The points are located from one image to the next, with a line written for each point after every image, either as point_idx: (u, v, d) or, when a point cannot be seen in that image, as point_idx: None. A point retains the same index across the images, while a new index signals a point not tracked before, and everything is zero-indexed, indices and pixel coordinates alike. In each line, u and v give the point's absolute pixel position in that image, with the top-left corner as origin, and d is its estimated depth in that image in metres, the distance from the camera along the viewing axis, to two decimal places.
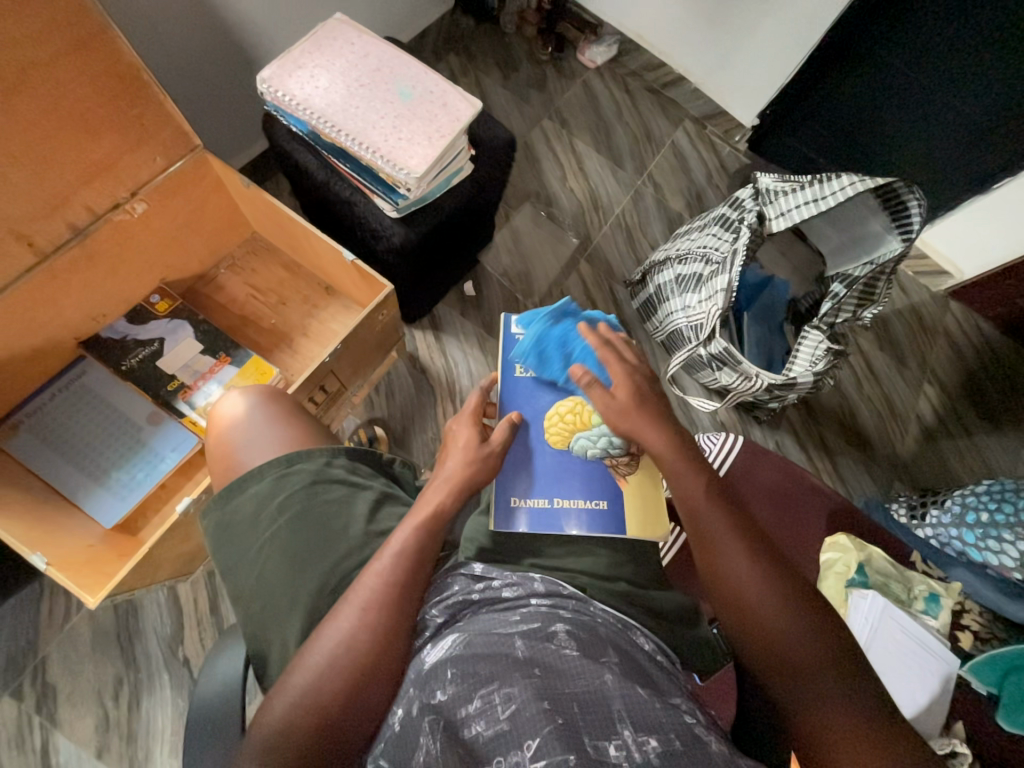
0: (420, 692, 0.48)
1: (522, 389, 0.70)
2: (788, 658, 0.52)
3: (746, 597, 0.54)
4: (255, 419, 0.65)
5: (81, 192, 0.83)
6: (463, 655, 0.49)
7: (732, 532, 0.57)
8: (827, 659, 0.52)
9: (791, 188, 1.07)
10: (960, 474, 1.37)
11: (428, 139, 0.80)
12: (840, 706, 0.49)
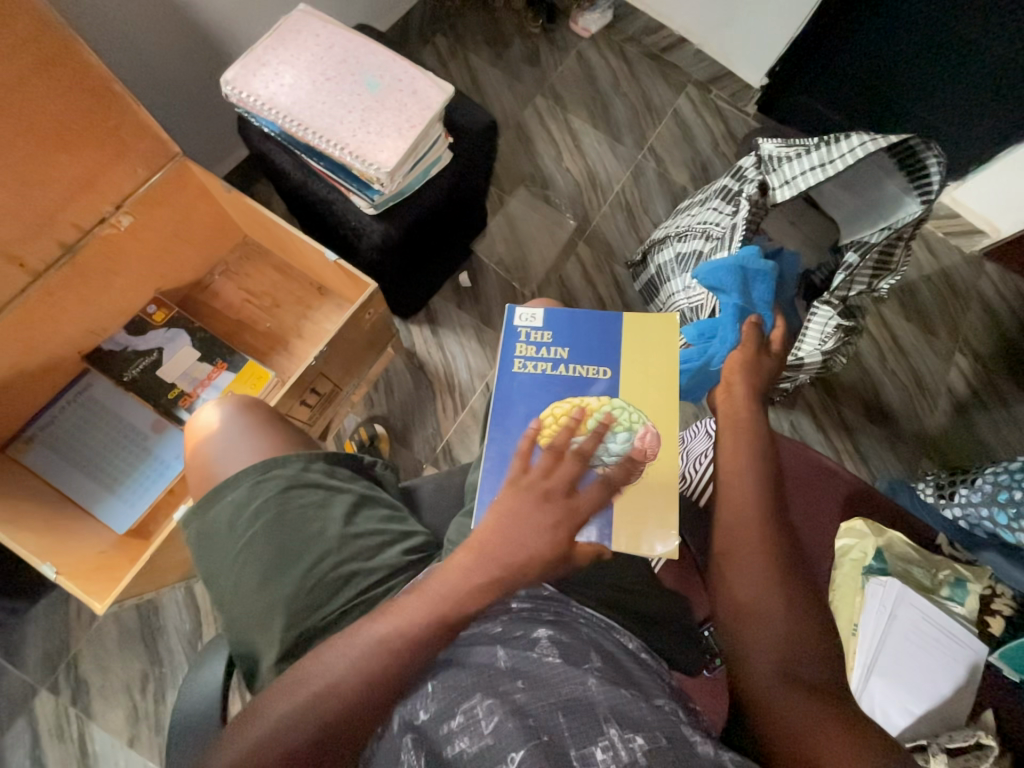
0: (401, 707, 0.47)
1: (517, 387, 0.63)
2: (784, 631, 0.53)
3: (756, 580, 0.55)
4: (232, 427, 0.66)
5: (66, 209, 0.84)
6: (444, 664, 0.48)
7: (762, 521, 0.57)
8: (812, 663, 0.52)
9: (796, 154, 1.00)
10: (996, 448, 1.29)
11: (398, 131, 0.78)
12: (813, 707, 0.50)
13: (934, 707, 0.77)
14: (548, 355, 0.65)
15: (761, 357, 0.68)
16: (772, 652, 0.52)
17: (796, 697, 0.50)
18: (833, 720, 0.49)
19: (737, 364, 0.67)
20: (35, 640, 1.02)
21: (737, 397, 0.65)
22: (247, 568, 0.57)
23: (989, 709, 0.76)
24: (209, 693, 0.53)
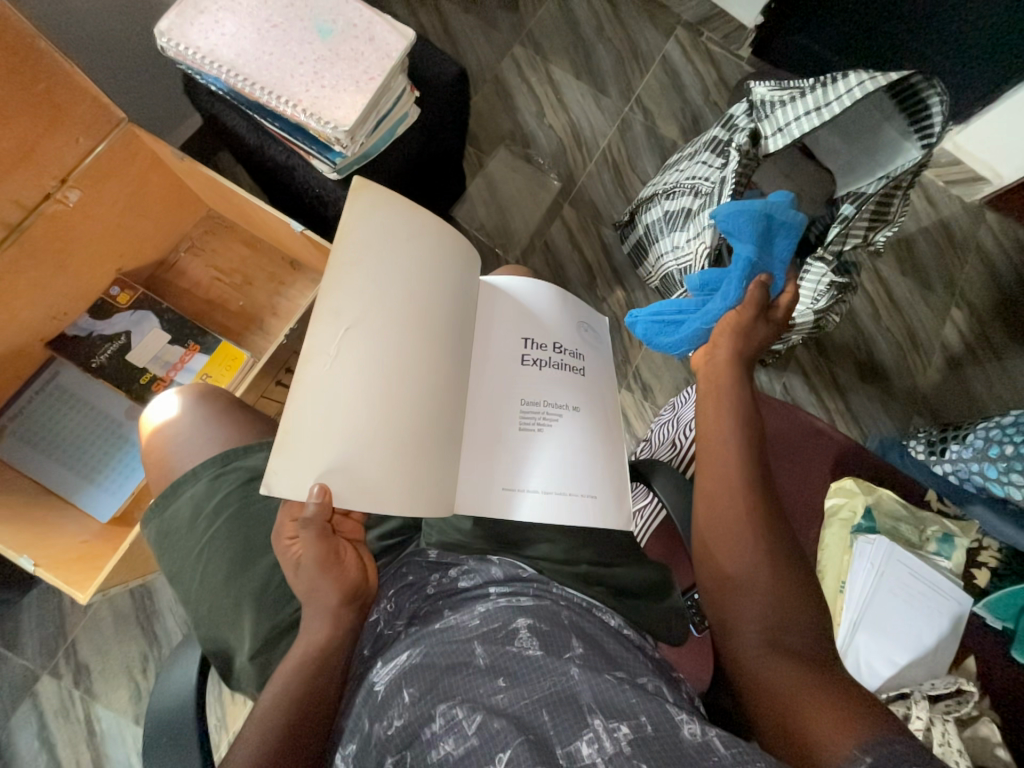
0: (377, 723, 0.45)
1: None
2: (763, 601, 0.52)
3: (735, 544, 0.54)
4: (189, 418, 0.64)
5: (3, 186, 0.78)
6: (418, 669, 0.47)
7: (743, 485, 0.56)
8: (792, 625, 0.51)
9: (790, 98, 0.93)
10: (989, 402, 1.27)
11: (356, 84, 0.72)
12: (793, 669, 0.48)
13: (920, 660, 0.78)
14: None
15: (752, 324, 0.65)
16: (751, 614, 0.52)
17: (775, 657, 0.50)
18: (811, 680, 0.48)
19: (727, 328, 0.65)
20: (32, 628, 1.03)
21: (720, 360, 0.63)
22: (216, 561, 0.58)
23: (970, 655, 0.79)
24: (188, 683, 0.52)
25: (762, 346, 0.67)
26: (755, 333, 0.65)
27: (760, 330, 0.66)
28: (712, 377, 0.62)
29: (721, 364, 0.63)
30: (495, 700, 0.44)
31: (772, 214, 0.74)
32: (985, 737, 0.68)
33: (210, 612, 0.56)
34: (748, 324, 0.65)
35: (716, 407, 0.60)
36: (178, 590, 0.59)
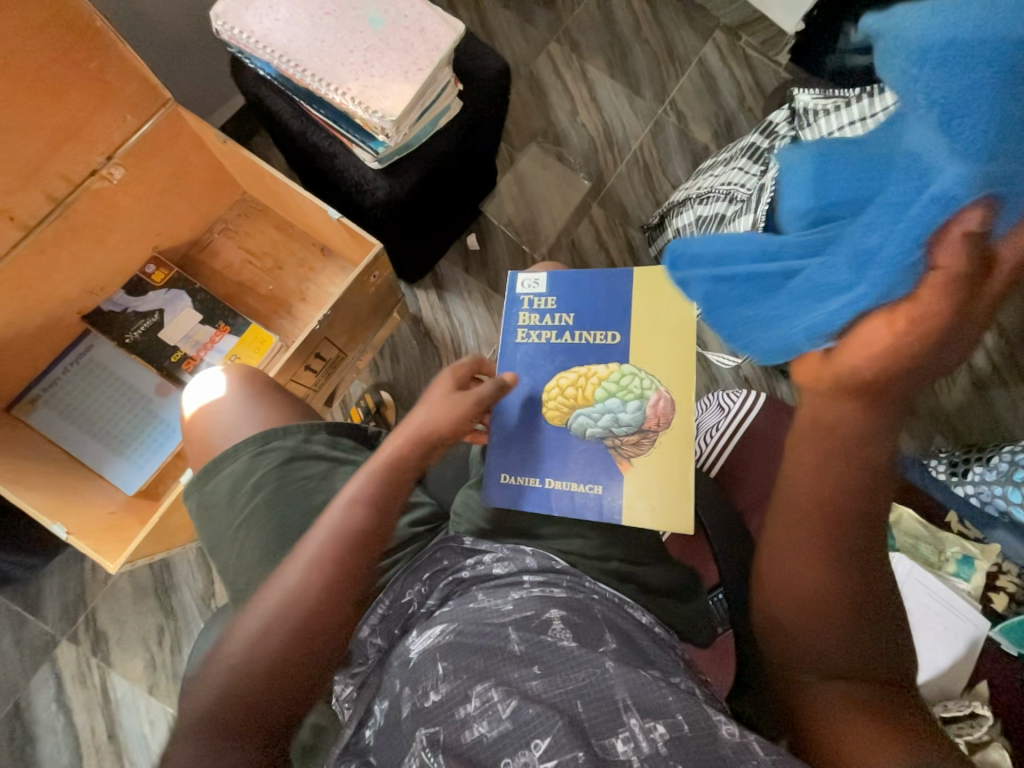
0: (412, 693, 0.47)
1: (520, 356, 0.65)
2: (842, 651, 0.45)
3: (814, 594, 0.44)
4: (233, 398, 0.68)
5: (52, 160, 0.80)
6: (454, 646, 0.49)
7: (847, 531, 0.43)
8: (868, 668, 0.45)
9: (833, 107, 0.91)
10: (1014, 427, 1.25)
11: (404, 75, 0.72)
12: (861, 718, 0.44)
13: (934, 679, 0.77)
14: (551, 321, 0.67)
15: (970, 315, 0.35)
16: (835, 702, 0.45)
17: (844, 709, 0.45)
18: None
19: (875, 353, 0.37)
20: (54, 595, 1.05)
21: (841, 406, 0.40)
22: (249, 541, 0.59)
23: (982, 680, 0.78)
24: None
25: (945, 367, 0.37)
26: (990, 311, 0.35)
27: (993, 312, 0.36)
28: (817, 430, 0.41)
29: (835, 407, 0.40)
30: (529, 686, 0.45)
31: (957, 36, 0.36)
32: (997, 762, 0.68)
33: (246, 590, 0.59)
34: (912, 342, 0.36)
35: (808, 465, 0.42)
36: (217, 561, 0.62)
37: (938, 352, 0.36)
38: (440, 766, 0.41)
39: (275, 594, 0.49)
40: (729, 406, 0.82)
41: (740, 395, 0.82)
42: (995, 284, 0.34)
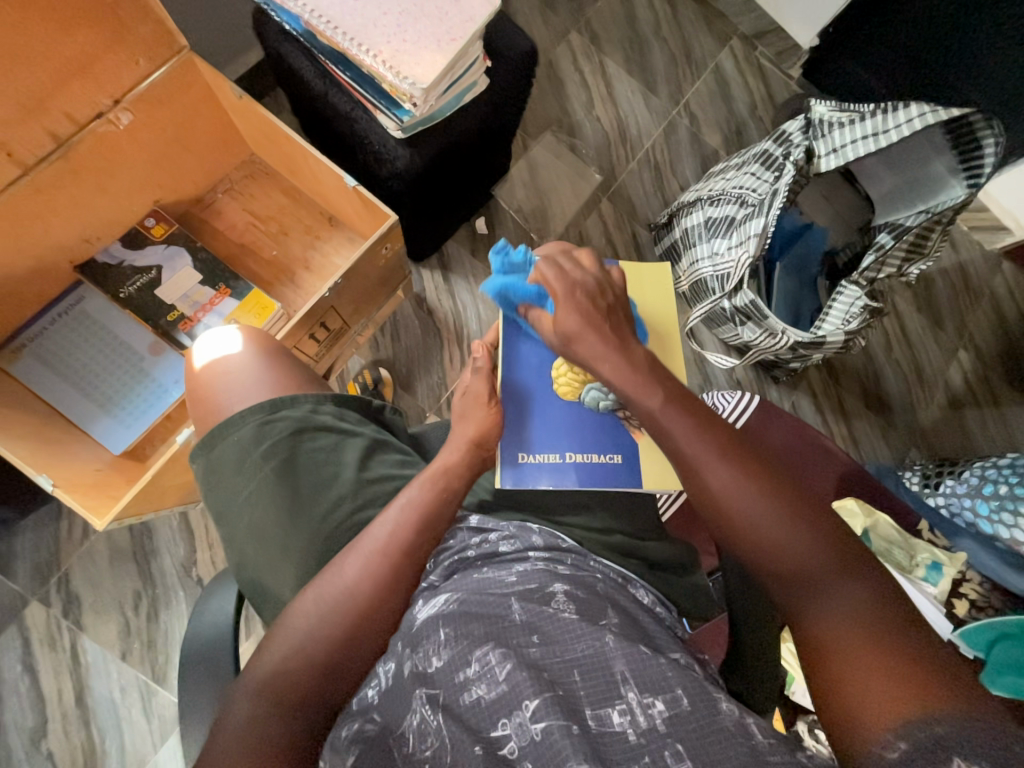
0: (412, 654, 0.48)
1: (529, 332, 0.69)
2: (789, 565, 0.47)
3: (736, 515, 0.48)
4: (243, 362, 0.69)
5: (58, 97, 0.76)
6: (456, 613, 0.49)
7: (717, 451, 0.49)
8: (822, 563, 0.46)
9: (849, 120, 0.96)
10: (982, 446, 1.32)
11: (437, 43, 0.71)
12: (850, 625, 0.44)
13: None
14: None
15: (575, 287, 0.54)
16: (819, 620, 0.45)
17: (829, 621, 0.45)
18: (917, 675, 0.41)
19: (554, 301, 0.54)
20: (25, 553, 1.02)
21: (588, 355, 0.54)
22: (259, 508, 0.61)
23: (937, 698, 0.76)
24: (223, 617, 0.58)
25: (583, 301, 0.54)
26: (614, 285, 0.56)
27: (614, 282, 0.57)
28: (622, 392, 0.53)
29: (613, 381, 0.52)
30: (529, 654, 0.46)
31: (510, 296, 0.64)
32: None
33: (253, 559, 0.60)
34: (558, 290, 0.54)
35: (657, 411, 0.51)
36: (223, 523, 0.62)
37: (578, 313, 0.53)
38: (439, 724, 0.43)
39: (334, 584, 0.50)
40: (723, 406, 0.89)
41: (735, 397, 0.89)
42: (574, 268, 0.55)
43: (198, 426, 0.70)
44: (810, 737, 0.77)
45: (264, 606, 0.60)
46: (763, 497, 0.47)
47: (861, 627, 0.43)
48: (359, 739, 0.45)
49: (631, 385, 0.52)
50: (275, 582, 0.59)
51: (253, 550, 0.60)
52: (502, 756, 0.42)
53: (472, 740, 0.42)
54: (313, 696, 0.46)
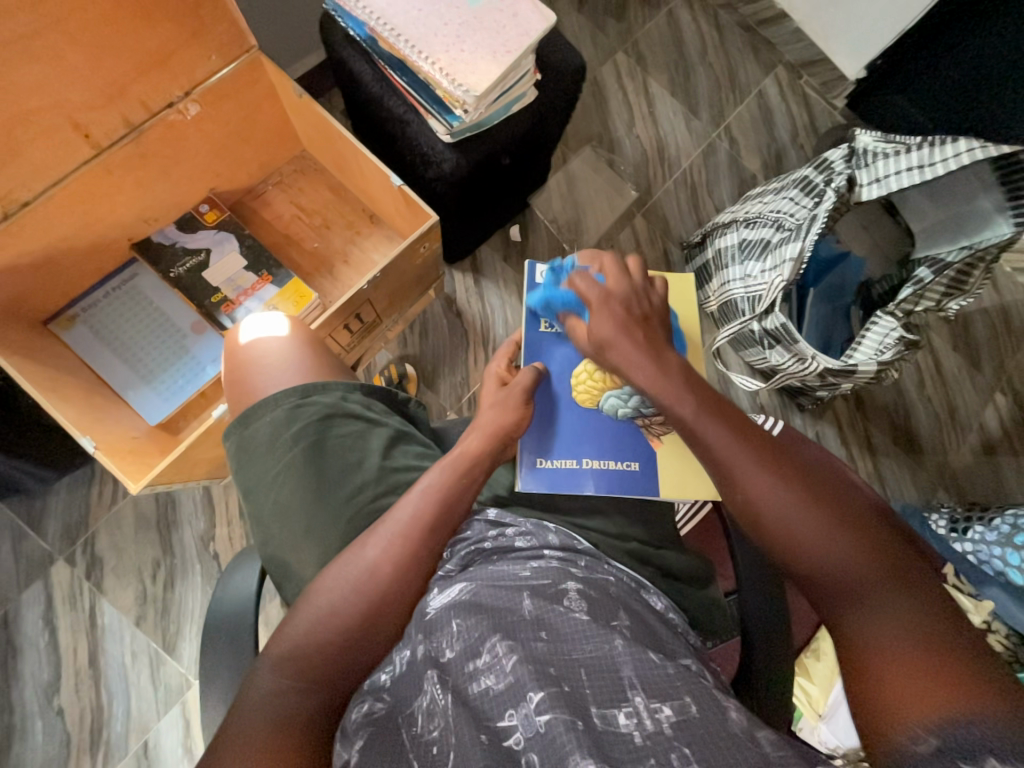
0: (426, 641, 0.49)
1: (549, 342, 0.70)
2: (828, 571, 0.47)
3: (775, 518, 0.49)
4: (280, 347, 0.72)
5: (136, 86, 0.82)
6: (469, 603, 0.50)
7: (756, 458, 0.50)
8: (857, 568, 0.46)
9: (894, 150, 0.96)
10: (1016, 494, 1.27)
11: (492, 54, 0.74)
12: (898, 643, 0.42)
13: None
14: None
15: (614, 288, 0.57)
16: (864, 630, 0.44)
17: (881, 636, 0.43)
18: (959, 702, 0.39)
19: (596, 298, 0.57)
20: (57, 514, 1.07)
21: (623, 348, 0.55)
22: (286, 487, 0.63)
23: None
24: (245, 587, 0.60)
25: (624, 299, 0.57)
26: (650, 297, 0.58)
27: (652, 294, 0.59)
28: (657, 401, 0.54)
29: (647, 388, 0.54)
30: (535, 649, 0.46)
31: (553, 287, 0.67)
32: None
33: (278, 533, 0.62)
34: (601, 297, 0.57)
35: (691, 420, 0.52)
36: (251, 498, 0.65)
37: (624, 307, 0.56)
38: (446, 710, 0.43)
39: (356, 566, 0.51)
40: None
41: None
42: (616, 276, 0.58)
43: (232, 406, 0.73)
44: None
45: (283, 581, 0.62)
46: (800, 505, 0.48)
47: (918, 636, 0.42)
48: (369, 722, 0.45)
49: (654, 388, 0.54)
50: (296, 558, 0.61)
51: (278, 524, 0.62)
52: (508, 748, 0.41)
53: (477, 728, 0.42)
54: (332, 673, 0.47)
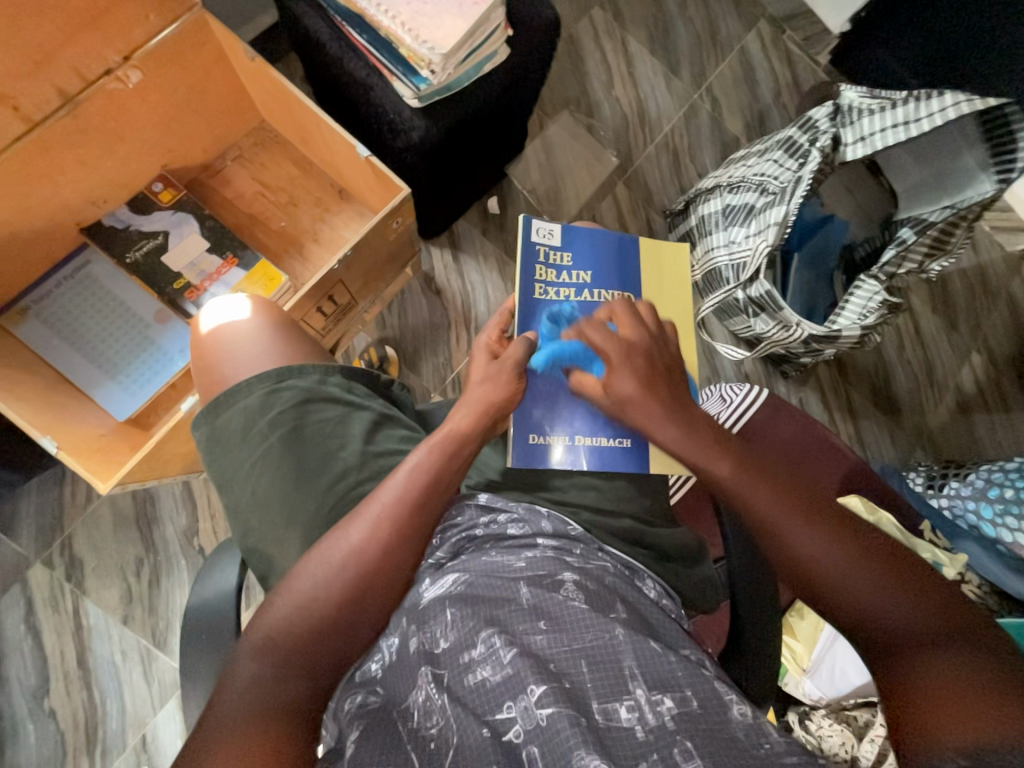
0: (419, 632, 0.48)
1: (541, 311, 0.67)
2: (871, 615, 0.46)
3: (813, 559, 0.48)
4: (250, 330, 0.69)
5: (66, 50, 0.74)
6: (464, 595, 0.49)
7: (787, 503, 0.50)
8: (900, 611, 0.45)
9: (880, 107, 0.93)
10: (990, 450, 1.30)
11: (457, 7, 0.68)
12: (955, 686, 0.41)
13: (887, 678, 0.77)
14: (570, 278, 0.69)
15: (630, 337, 0.56)
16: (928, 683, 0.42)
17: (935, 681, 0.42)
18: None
19: (615, 346, 0.55)
20: (29, 516, 1.03)
21: (642, 397, 0.54)
22: (264, 477, 0.61)
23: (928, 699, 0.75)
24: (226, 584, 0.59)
25: (641, 343, 0.56)
26: (667, 344, 0.57)
27: (669, 342, 0.58)
28: (688, 463, 0.54)
29: (674, 448, 0.54)
30: (533, 642, 0.46)
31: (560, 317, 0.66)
32: None
33: (258, 527, 0.60)
34: (620, 347, 0.55)
35: (728, 481, 0.52)
36: (228, 492, 0.62)
37: (643, 351, 0.55)
38: (444, 705, 0.43)
39: (337, 551, 0.49)
40: (732, 398, 0.86)
41: (744, 389, 0.86)
42: (631, 323, 0.56)
43: (201, 391, 0.69)
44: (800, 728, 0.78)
45: (266, 575, 0.60)
46: (835, 549, 0.47)
47: (969, 674, 0.41)
48: (362, 714, 0.45)
49: (683, 439, 0.53)
50: (279, 552, 0.59)
51: (258, 518, 0.60)
52: (507, 742, 0.41)
53: (477, 723, 0.42)
54: (318, 659, 0.46)
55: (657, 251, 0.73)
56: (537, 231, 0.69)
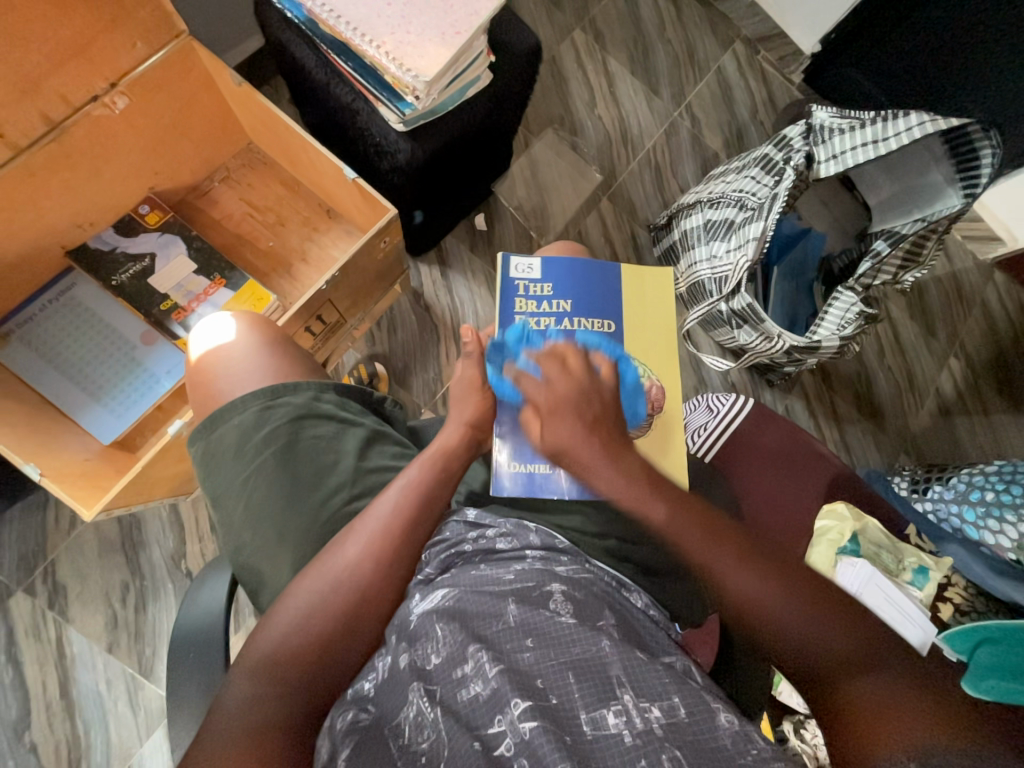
0: (409, 648, 0.48)
1: (521, 340, 0.70)
2: (809, 653, 0.48)
3: (761, 603, 0.49)
4: (243, 346, 0.69)
5: (52, 78, 0.75)
6: (453, 610, 0.49)
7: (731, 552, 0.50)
8: (826, 635, 0.48)
9: (849, 125, 0.96)
10: (971, 453, 1.33)
11: (440, 36, 0.70)
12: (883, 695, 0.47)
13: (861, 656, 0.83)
14: (550, 306, 0.71)
15: (552, 395, 0.52)
16: (850, 690, 0.47)
17: (868, 694, 0.47)
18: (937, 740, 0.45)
19: (545, 399, 0.52)
20: (10, 544, 1.00)
21: (565, 437, 0.51)
22: (254, 496, 0.61)
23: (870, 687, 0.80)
24: (213, 611, 0.58)
25: (575, 389, 0.53)
26: (599, 389, 0.53)
27: (601, 385, 0.54)
28: (624, 507, 0.52)
29: (611, 495, 0.51)
30: (520, 659, 0.46)
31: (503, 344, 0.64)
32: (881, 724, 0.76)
33: (247, 550, 0.60)
34: (547, 404, 0.52)
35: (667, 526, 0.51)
36: (216, 515, 0.62)
37: (572, 392, 0.52)
38: (435, 721, 0.43)
39: (335, 564, 0.50)
40: (718, 408, 0.89)
41: (729, 399, 0.88)
42: (560, 375, 0.53)
43: (195, 412, 0.69)
44: (795, 737, 0.78)
45: (255, 597, 0.60)
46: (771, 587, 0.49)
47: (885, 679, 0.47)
48: (354, 730, 0.44)
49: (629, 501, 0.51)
50: (268, 575, 0.59)
51: (246, 542, 0.60)
52: (498, 755, 0.41)
53: (469, 737, 0.42)
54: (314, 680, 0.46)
55: (636, 275, 0.74)
56: (515, 267, 0.71)
